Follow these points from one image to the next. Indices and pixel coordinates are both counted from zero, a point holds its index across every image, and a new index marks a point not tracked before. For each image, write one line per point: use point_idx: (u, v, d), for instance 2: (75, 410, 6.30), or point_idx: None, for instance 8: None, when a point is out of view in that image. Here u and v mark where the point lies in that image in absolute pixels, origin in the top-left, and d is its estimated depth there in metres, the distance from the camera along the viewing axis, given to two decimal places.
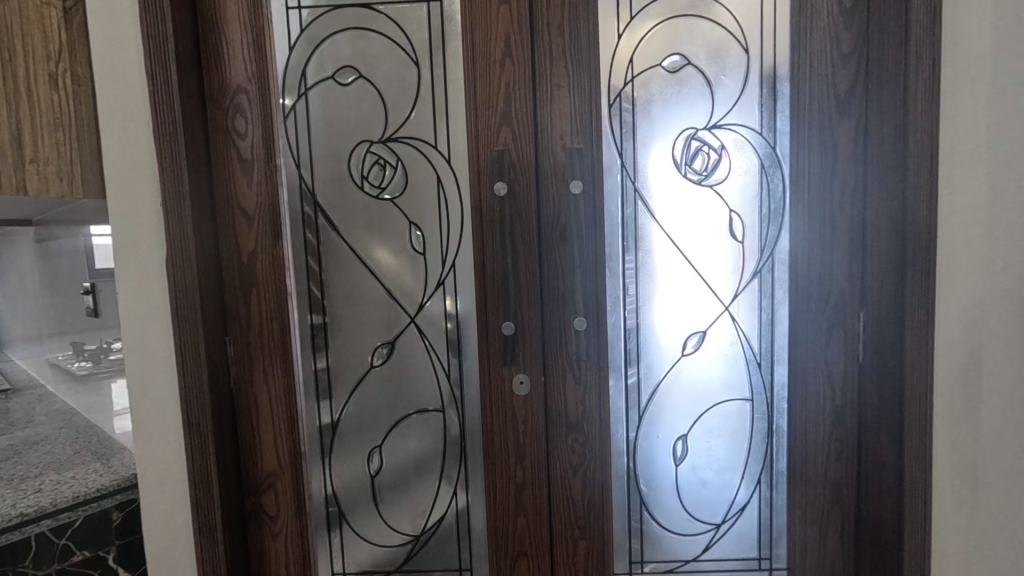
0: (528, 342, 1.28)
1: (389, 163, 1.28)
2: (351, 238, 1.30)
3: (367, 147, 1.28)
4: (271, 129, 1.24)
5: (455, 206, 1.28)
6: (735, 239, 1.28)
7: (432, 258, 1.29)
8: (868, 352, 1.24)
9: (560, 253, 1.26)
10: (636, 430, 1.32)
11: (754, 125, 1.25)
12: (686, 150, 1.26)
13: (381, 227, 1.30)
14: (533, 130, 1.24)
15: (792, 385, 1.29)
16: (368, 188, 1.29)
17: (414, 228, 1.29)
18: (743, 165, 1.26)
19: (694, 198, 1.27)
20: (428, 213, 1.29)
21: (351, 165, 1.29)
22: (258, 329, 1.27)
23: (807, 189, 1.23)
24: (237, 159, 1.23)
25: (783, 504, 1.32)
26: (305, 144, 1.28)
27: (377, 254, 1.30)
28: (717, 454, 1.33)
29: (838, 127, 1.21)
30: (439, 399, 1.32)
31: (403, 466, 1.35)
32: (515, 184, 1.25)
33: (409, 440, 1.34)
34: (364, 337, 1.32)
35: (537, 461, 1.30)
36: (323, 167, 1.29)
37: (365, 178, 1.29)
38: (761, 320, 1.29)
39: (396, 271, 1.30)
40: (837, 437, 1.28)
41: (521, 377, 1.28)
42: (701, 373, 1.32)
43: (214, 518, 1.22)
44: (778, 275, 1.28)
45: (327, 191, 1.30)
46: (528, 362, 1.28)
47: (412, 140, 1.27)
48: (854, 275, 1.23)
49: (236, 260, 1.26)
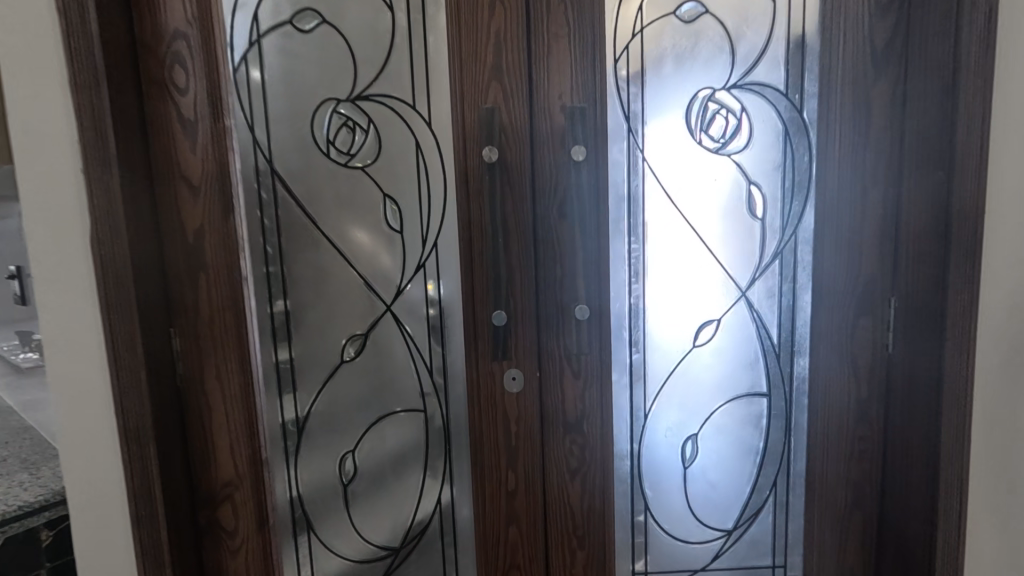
0: (519, 332, 1.13)
1: (359, 126, 1.10)
2: (315, 213, 1.12)
3: (333, 107, 1.10)
4: (217, 83, 1.04)
5: (437, 176, 1.11)
6: (754, 216, 1.12)
7: (411, 236, 1.13)
8: (899, 343, 1.11)
9: (558, 231, 1.10)
10: (642, 429, 1.19)
11: (780, 85, 1.09)
12: (701, 114, 1.10)
13: (351, 200, 1.12)
14: (527, 88, 1.08)
15: (814, 379, 1.16)
16: (335, 155, 1.10)
17: (388, 201, 1.12)
18: (765, 131, 1.10)
19: (709, 169, 1.11)
20: (405, 184, 1.12)
21: (313, 128, 1.10)
22: (209, 318, 1.10)
23: (836, 159, 1.09)
24: (178, 119, 1.05)
25: (800, 508, 1.21)
26: (259, 101, 1.08)
27: (346, 232, 1.13)
28: (730, 454, 1.20)
29: (873, 88, 1.06)
30: (422, 395, 1.17)
31: (380, 470, 1.20)
32: (505, 151, 1.08)
33: (386, 442, 1.19)
34: (333, 328, 1.15)
35: (531, 465, 1.16)
36: (281, 130, 1.10)
37: (331, 143, 1.10)
38: (780, 308, 1.15)
39: (369, 250, 1.13)
40: (861, 435, 1.16)
41: (513, 371, 1.13)
42: (713, 366, 1.18)
43: (160, 536, 1.06)
44: (800, 256, 1.13)
45: (287, 159, 1.10)
46: (522, 354, 1.13)
47: (386, 99, 1.09)
48: (886, 256, 1.10)
49: (181, 239, 1.08)
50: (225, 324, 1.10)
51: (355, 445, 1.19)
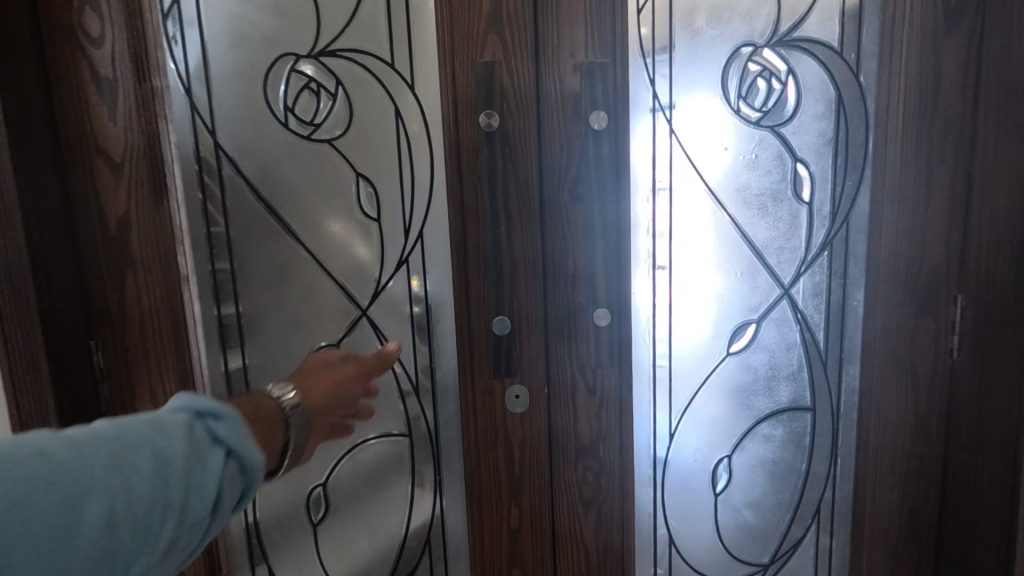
0: (526, 340, 0.94)
1: (325, 90, 0.89)
2: (271, 198, 0.91)
3: (292, 66, 0.89)
4: (141, 35, 0.85)
5: (422, 151, 0.91)
6: (800, 200, 0.95)
7: (391, 225, 0.93)
8: (966, 347, 0.96)
9: (570, 218, 0.92)
10: (667, 451, 1.01)
11: (833, 43, 0.91)
12: (739, 77, 0.92)
13: (316, 182, 0.92)
14: (532, 43, 0.88)
15: (866, 390, 0.99)
16: (295, 126, 0.89)
17: (362, 180, 0.92)
18: (815, 98, 0.92)
19: (748, 144, 0.93)
20: (383, 162, 0.92)
21: (267, 92, 0.88)
22: (140, 325, 0.90)
23: (898, 132, 0.92)
24: (95, 79, 0.85)
25: (846, 538, 1.04)
26: (197, 56, 0.86)
27: (311, 221, 0.92)
28: (767, 478, 1.04)
29: (944, 46, 0.89)
30: (407, 416, 0.97)
31: (356, 508, 0.99)
32: (507, 120, 0.90)
33: (364, 474, 0.98)
34: (295, 336, 0.94)
35: (539, 496, 0.99)
36: (225, 94, 0.87)
37: (290, 110, 0.89)
38: (829, 308, 0.98)
39: (339, 242, 0.93)
40: (919, 454, 1.00)
41: (517, 387, 0.95)
42: (749, 376, 1.01)
43: None
44: (854, 248, 0.96)
45: (235, 130, 0.88)
46: (527, 367, 0.95)
47: (358, 57, 0.89)
48: (953, 246, 0.94)
49: (100, 229, 0.87)
50: (159, 331, 0.90)
51: (326, 477, 0.98)
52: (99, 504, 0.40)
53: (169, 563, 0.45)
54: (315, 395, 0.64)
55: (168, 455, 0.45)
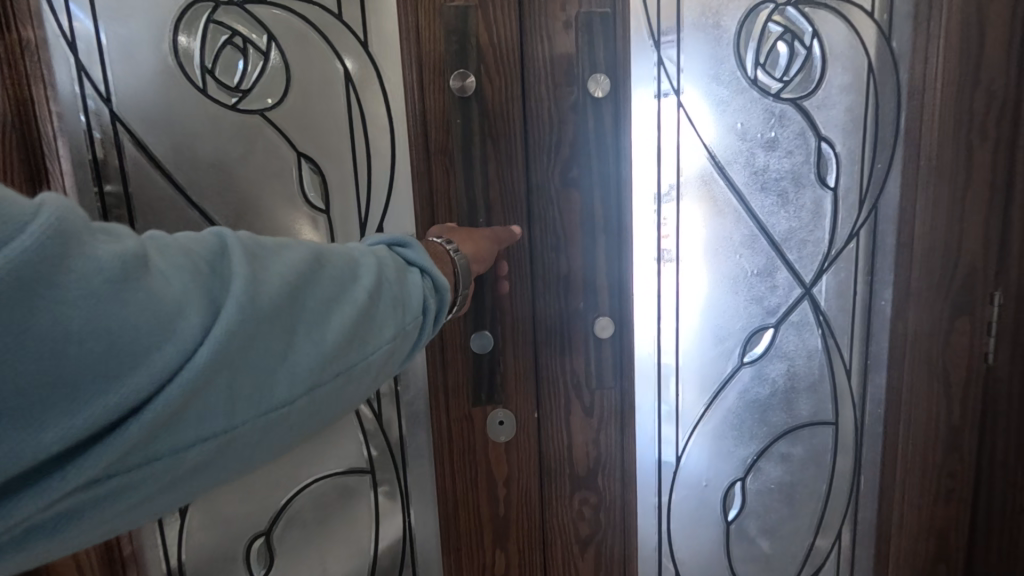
0: (512, 348, 0.80)
1: (255, 46, 0.73)
2: (188, 185, 0.74)
3: (211, 14, 0.72)
4: None
5: (381, 127, 0.75)
6: (824, 186, 0.82)
7: (343, 216, 0.77)
8: (1001, 349, 0.86)
9: (563, 207, 0.77)
10: (674, 476, 0.88)
11: (865, 2, 0.78)
12: (756, 41, 0.78)
13: (246, 164, 0.75)
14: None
15: (894, 402, 0.87)
16: (216, 91, 0.72)
17: (305, 162, 0.75)
18: (844, 65, 0.79)
19: (767, 120, 0.80)
20: (331, 138, 0.75)
21: (178, 49, 0.71)
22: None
23: (935, 105, 0.79)
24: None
25: (868, 563, 0.93)
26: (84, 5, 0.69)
27: (242, 213, 0.75)
28: (786, 504, 0.91)
29: (989, 7, 0.78)
30: (366, 448, 0.81)
31: (310, 557, 0.83)
32: (486, 89, 0.74)
33: (317, 518, 0.81)
34: None
35: (530, 528, 0.84)
36: (123, 51, 0.70)
37: (210, 70, 0.72)
38: (854, 309, 0.86)
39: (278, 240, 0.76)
40: (950, 471, 0.89)
41: (501, 411, 0.81)
42: (765, 389, 0.87)
43: None
44: (884, 239, 0.84)
45: (137, 96, 0.71)
46: (511, 387, 0.81)
47: (293, 4, 0.73)
48: (990, 239, 0.83)
49: None
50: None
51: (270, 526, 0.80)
52: (347, 305, 0.40)
53: (405, 346, 0.44)
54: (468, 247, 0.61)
55: (375, 262, 0.43)
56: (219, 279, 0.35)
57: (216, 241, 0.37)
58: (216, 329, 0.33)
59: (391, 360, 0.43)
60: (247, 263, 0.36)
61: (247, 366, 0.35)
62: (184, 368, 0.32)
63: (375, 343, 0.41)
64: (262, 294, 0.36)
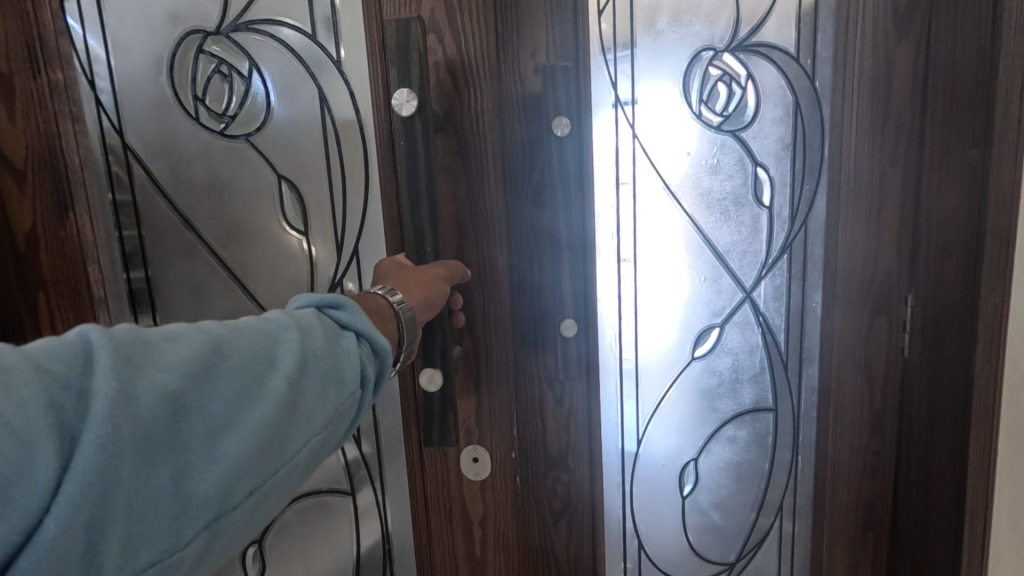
0: (486, 397, 0.95)
1: (236, 72, 0.92)
2: (184, 208, 0.97)
3: (202, 59, 0.93)
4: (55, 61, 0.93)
5: (355, 148, 0.91)
6: (760, 205, 0.95)
7: (316, 225, 0.94)
8: (917, 345, 0.98)
9: (533, 225, 0.90)
10: (636, 455, 1.02)
11: (790, 47, 0.91)
12: (699, 82, 0.92)
13: (232, 182, 0.96)
14: (479, 43, 0.86)
15: (825, 389, 1.01)
16: (206, 116, 0.93)
17: (282, 183, 0.94)
18: (774, 101, 0.93)
19: (709, 147, 0.94)
20: (302, 158, 0.93)
21: (177, 87, 0.94)
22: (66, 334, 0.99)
23: (853, 136, 0.93)
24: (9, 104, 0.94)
25: (807, 531, 1.06)
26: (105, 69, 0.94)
27: (235, 224, 0.97)
28: (734, 479, 1.05)
29: (895, 51, 0.91)
30: (344, 455, 0.99)
31: (301, 550, 1.03)
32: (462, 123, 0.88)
33: (304, 519, 1.02)
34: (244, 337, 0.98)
35: (497, 539, 0.99)
36: (135, 101, 0.94)
37: (201, 105, 0.94)
38: (789, 309, 0.99)
39: (257, 254, 0.97)
40: (874, 450, 1.03)
41: (476, 449, 0.96)
42: (713, 378, 1.01)
43: None
44: (813, 250, 0.97)
45: (146, 133, 0.95)
46: (488, 430, 0.96)
47: (263, 44, 0.91)
48: (904, 248, 0.96)
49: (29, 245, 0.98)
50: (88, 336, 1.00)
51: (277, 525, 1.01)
52: (263, 401, 0.47)
53: (340, 423, 0.52)
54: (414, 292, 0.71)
55: (292, 341, 0.51)
56: (84, 392, 0.40)
57: (83, 348, 0.42)
58: (79, 457, 0.38)
59: (325, 438, 0.51)
60: (114, 371, 0.41)
61: (137, 474, 0.40)
62: (58, 494, 0.37)
63: (304, 431, 0.49)
64: (139, 399, 0.41)
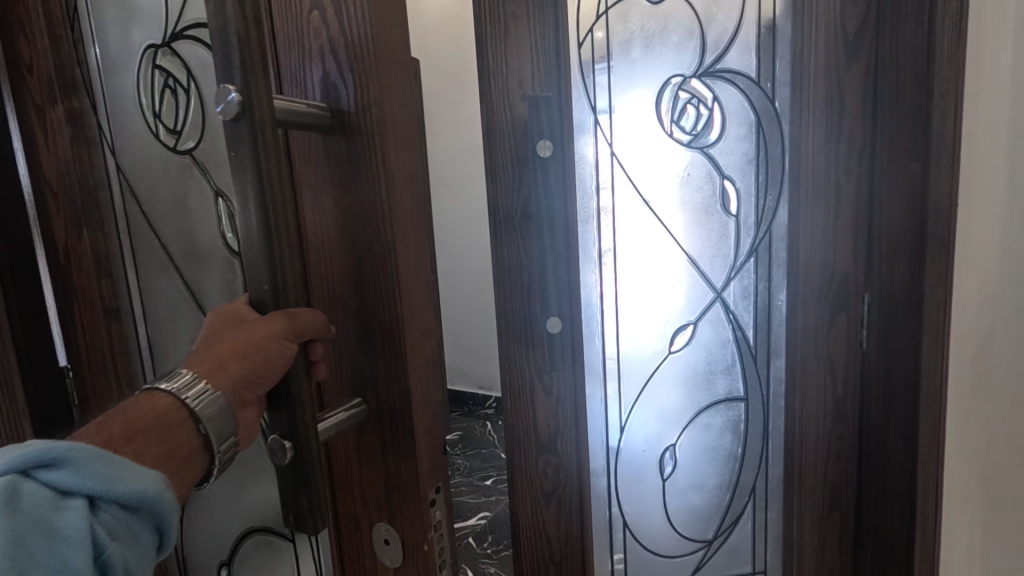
0: (393, 461, 0.60)
1: (179, 85, 0.77)
2: (154, 222, 0.84)
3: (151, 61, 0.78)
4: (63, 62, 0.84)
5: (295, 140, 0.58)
6: (728, 213, 1.06)
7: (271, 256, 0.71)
8: (874, 340, 1.07)
9: (522, 235, 1.01)
10: (620, 440, 1.13)
11: (751, 72, 1.02)
12: (671, 105, 1.03)
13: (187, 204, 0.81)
14: (370, 38, 0.52)
15: (791, 381, 1.11)
16: (158, 136, 0.79)
17: (219, 200, 0.77)
18: (739, 121, 1.03)
19: (680, 161, 1.05)
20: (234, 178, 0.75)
21: (139, 91, 0.80)
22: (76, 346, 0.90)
23: (810, 151, 1.03)
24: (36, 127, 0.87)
25: (779, 511, 1.16)
26: (97, 73, 0.83)
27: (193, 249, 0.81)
28: (709, 462, 1.15)
29: (845, 75, 1.02)
30: None
31: None
32: (357, 139, 0.54)
33: (259, 556, 0.83)
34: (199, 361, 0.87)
35: None
36: (118, 109, 0.82)
37: (155, 115, 0.79)
38: (756, 307, 1.09)
39: (206, 277, 0.81)
40: (837, 434, 1.13)
41: (385, 528, 0.62)
42: (689, 369, 1.12)
43: None
44: (776, 253, 1.07)
45: (126, 145, 0.83)
46: (401, 506, 0.61)
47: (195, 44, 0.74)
48: (859, 250, 1.07)
49: (53, 260, 0.91)
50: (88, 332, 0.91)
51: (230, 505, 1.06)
52: None
53: None
54: (218, 377, 0.48)
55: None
56: None
57: None
58: None
59: None
60: None
61: None
62: None
63: None
64: None
